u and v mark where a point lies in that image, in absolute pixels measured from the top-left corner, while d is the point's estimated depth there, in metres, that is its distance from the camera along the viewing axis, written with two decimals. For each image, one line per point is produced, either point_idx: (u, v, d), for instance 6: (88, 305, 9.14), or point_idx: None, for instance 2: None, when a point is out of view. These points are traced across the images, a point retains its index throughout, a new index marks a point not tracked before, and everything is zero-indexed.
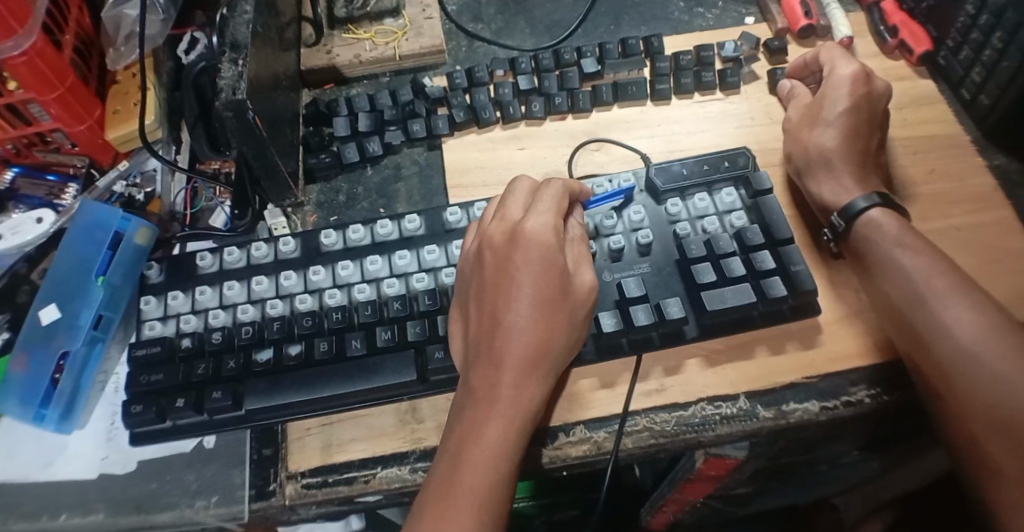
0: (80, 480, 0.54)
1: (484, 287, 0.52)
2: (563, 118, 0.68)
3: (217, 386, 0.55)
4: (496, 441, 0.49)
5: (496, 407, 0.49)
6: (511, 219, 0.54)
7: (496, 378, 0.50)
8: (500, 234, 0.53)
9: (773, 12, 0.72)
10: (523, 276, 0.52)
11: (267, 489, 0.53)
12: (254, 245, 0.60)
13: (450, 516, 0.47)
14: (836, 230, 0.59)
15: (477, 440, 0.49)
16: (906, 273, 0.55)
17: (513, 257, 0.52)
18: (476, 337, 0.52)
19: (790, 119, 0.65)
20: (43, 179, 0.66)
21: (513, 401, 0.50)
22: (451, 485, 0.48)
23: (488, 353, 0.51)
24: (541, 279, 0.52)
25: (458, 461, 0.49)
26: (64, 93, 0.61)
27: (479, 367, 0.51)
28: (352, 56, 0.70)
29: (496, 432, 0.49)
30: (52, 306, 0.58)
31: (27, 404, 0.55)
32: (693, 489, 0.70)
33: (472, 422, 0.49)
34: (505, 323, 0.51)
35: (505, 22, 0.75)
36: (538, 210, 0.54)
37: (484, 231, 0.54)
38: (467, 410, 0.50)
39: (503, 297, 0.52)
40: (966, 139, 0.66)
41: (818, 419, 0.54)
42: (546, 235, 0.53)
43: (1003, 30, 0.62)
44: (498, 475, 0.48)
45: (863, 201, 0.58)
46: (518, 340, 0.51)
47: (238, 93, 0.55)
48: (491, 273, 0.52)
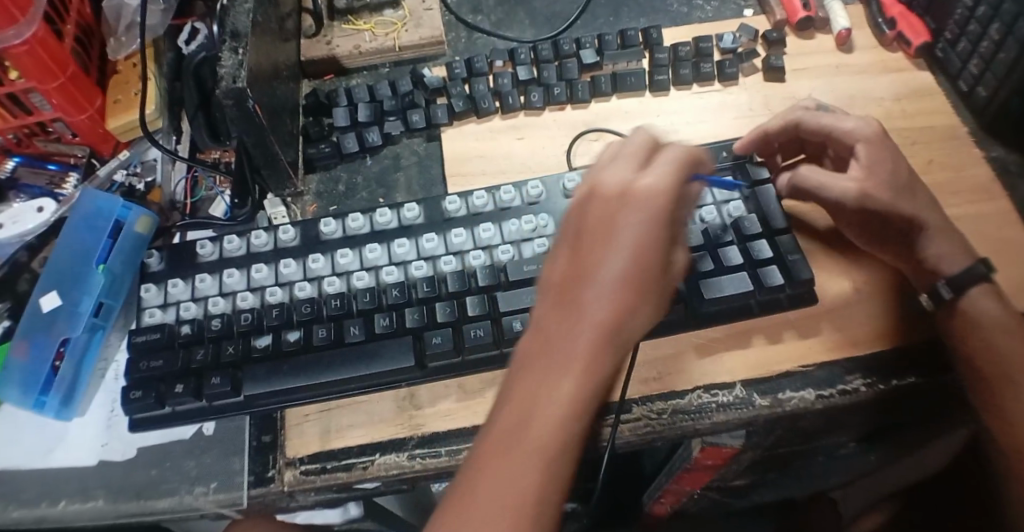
0: (82, 466, 0.55)
1: (577, 238, 0.46)
2: (562, 108, 0.68)
3: (216, 372, 0.55)
4: (563, 414, 0.43)
5: (569, 375, 0.44)
6: (627, 171, 0.47)
7: (574, 344, 0.44)
8: (609, 187, 0.46)
9: (771, 4, 0.72)
10: (623, 236, 0.45)
11: (266, 475, 0.54)
12: (254, 233, 0.60)
13: (490, 483, 0.43)
14: (940, 298, 0.56)
15: (541, 409, 0.44)
16: (1002, 356, 0.55)
17: (615, 213, 0.45)
18: (558, 290, 0.46)
19: (870, 194, 0.56)
20: (44, 167, 0.67)
21: (589, 372, 0.44)
22: (503, 453, 0.43)
23: (572, 318, 0.45)
24: (643, 244, 0.45)
25: (519, 432, 0.43)
26: (65, 82, 0.62)
27: (558, 330, 0.45)
28: (352, 47, 0.71)
29: (563, 404, 0.43)
30: (53, 294, 0.58)
31: (28, 391, 0.56)
32: (692, 479, 0.70)
33: (540, 390, 0.44)
34: (600, 285, 0.44)
35: (505, 13, 0.75)
36: (655, 164, 0.47)
37: (595, 176, 0.47)
38: (536, 369, 0.44)
39: (598, 257, 0.45)
40: (966, 129, 0.66)
41: (815, 408, 0.54)
42: (662, 195, 0.45)
43: (1002, 23, 0.63)
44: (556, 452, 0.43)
45: (966, 271, 0.56)
46: (608, 313, 0.44)
47: (239, 81, 0.55)
48: (589, 226, 0.46)
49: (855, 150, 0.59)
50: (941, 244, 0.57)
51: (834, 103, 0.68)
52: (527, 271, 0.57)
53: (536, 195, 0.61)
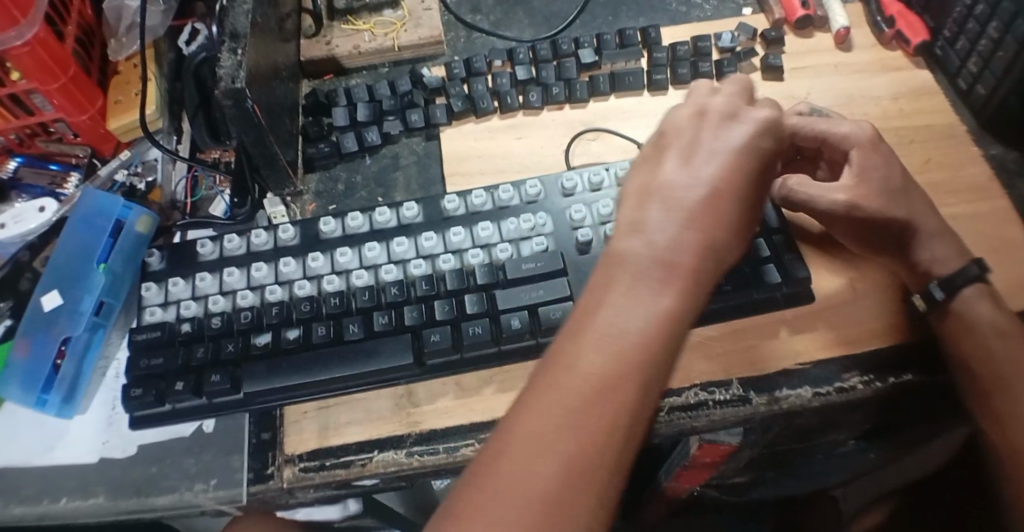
0: (81, 464, 0.55)
1: (690, 150, 0.46)
2: (560, 108, 0.68)
3: (215, 370, 0.55)
4: (668, 316, 0.42)
5: (679, 276, 0.42)
6: (737, 98, 0.49)
7: (686, 246, 0.43)
8: (723, 107, 0.48)
9: (770, 3, 0.72)
10: (737, 153, 0.45)
11: (265, 472, 0.54)
12: (254, 232, 0.60)
13: (584, 373, 0.41)
14: (933, 300, 0.56)
15: (646, 305, 0.42)
16: (996, 358, 0.54)
17: (731, 134, 0.46)
18: (671, 192, 0.44)
19: (859, 204, 0.56)
20: (46, 167, 0.67)
21: (696, 278, 0.43)
22: (601, 345, 0.41)
23: (687, 216, 0.43)
24: (756, 165, 0.46)
25: (623, 321, 0.41)
26: (66, 83, 0.62)
27: (670, 228, 0.43)
28: (351, 47, 0.71)
29: (670, 304, 0.42)
30: (54, 292, 0.59)
31: (28, 389, 0.56)
32: (691, 477, 0.70)
33: (650, 287, 0.42)
34: (717, 193, 0.44)
35: (503, 13, 0.76)
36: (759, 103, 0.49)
37: (705, 101, 0.48)
38: (644, 267, 0.42)
39: (716, 164, 0.45)
40: (965, 128, 0.66)
41: (812, 405, 0.55)
42: (774, 128, 0.47)
43: (999, 21, 0.63)
44: (656, 353, 0.41)
45: (962, 275, 0.56)
46: (722, 217, 0.44)
47: (237, 81, 0.55)
48: (705, 141, 0.46)
49: (848, 156, 0.59)
50: (936, 247, 0.57)
51: (832, 103, 0.68)
52: (526, 269, 0.57)
53: (535, 194, 0.61)
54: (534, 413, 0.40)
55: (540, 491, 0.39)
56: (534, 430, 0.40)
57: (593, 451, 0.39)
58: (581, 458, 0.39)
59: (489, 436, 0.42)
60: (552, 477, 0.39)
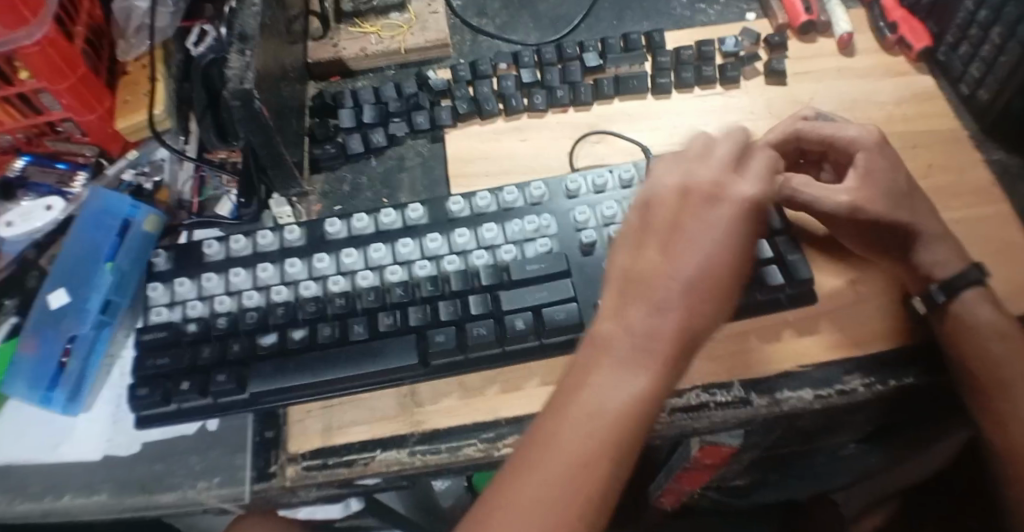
0: (85, 461, 0.56)
1: (674, 233, 0.48)
2: (565, 111, 0.69)
3: (221, 369, 0.56)
4: (644, 401, 0.45)
5: (654, 363, 0.45)
6: (727, 173, 0.49)
7: (663, 335, 0.46)
8: (710, 184, 0.49)
9: (774, 8, 0.73)
10: (720, 239, 0.47)
11: (268, 470, 0.54)
12: (260, 233, 0.61)
13: (564, 451, 0.44)
14: (933, 302, 0.56)
15: (627, 388, 0.45)
16: (997, 363, 0.55)
17: (712, 217, 0.48)
18: (651, 277, 0.47)
19: (862, 207, 0.57)
20: (53, 166, 0.67)
21: (669, 364, 0.46)
22: (582, 426, 0.44)
23: (665, 305, 0.46)
24: (736, 249, 0.47)
25: (602, 403, 0.45)
26: (75, 82, 0.63)
27: (648, 315, 0.46)
28: (358, 49, 0.71)
29: (645, 389, 0.45)
30: (61, 291, 0.60)
31: (34, 387, 0.57)
32: (691, 479, 0.70)
33: (627, 372, 0.45)
34: (695, 282, 0.46)
35: (509, 17, 0.76)
36: (746, 173, 0.50)
37: (691, 172, 0.50)
38: (622, 352, 0.46)
39: (696, 252, 0.47)
40: (967, 133, 0.67)
41: (812, 408, 0.55)
42: (755, 207, 0.48)
43: (1003, 26, 0.63)
44: (630, 437, 0.45)
45: (963, 279, 0.56)
46: (699, 305, 0.46)
47: (246, 82, 0.56)
48: (687, 224, 0.48)
49: (855, 158, 0.59)
50: (937, 250, 0.57)
51: (835, 107, 0.68)
52: (530, 270, 0.58)
53: (539, 196, 0.61)
54: (520, 489, 0.44)
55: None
56: (516, 503, 0.43)
57: (568, 529, 0.43)
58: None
59: (479, 499, 0.45)
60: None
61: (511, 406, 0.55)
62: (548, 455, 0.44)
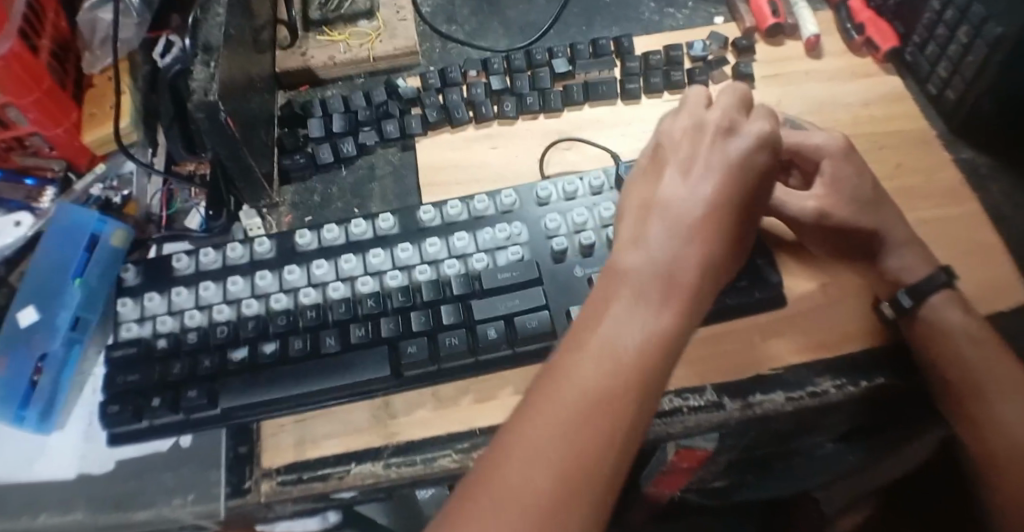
0: (60, 479, 0.55)
1: (688, 166, 0.45)
2: (535, 117, 0.69)
3: (193, 385, 0.55)
4: (670, 330, 0.40)
5: (679, 294, 0.41)
6: (736, 110, 0.47)
7: (686, 262, 0.42)
8: (722, 119, 0.46)
9: (741, 11, 0.73)
10: (739, 169, 0.44)
11: (243, 486, 0.54)
12: (229, 246, 0.60)
13: (585, 381, 0.39)
14: (900, 307, 0.57)
15: (649, 317, 0.40)
16: (968, 365, 0.55)
17: (728, 149, 0.45)
18: (669, 208, 0.43)
19: (829, 211, 0.58)
20: (21, 182, 0.67)
21: (695, 293, 0.42)
22: (602, 355, 0.39)
23: (686, 231, 0.42)
24: (754, 179, 0.44)
25: (624, 331, 0.40)
26: (41, 97, 0.62)
27: (669, 242, 0.42)
28: (327, 58, 0.71)
29: (670, 320, 0.41)
30: (31, 309, 0.59)
31: (6, 403, 0.56)
32: (670, 482, 0.70)
33: (650, 299, 0.41)
34: (715, 211, 0.43)
35: (479, 24, 0.76)
36: (755, 113, 0.47)
37: (699, 115, 0.47)
38: (645, 280, 0.41)
39: (713, 180, 0.44)
40: (935, 133, 0.67)
41: (785, 410, 0.55)
42: (767, 143, 0.46)
43: (968, 25, 0.64)
44: (655, 368, 0.40)
45: (929, 283, 0.57)
46: (720, 233, 0.43)
47: (210, 95, 0.55)
48: (702, 158, 0.45)
49: (819, 166, 0.60)
50: (903, 256, 0.58)
51: (804, 109, 0.69)
52: (501, 279, 0.58)
53: (510, 204, 0.61)
54: (534, 423, 0.39)
55: (539, 494, 0.37)
56: (530, 441, 0.38)
57: (586, 465, 0.38)
58: (577, 470, 0.37)
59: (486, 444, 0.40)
60: (550, 487, 0.37)
61: (485, 416, 0.55)
62: (567, 385, 0.39)
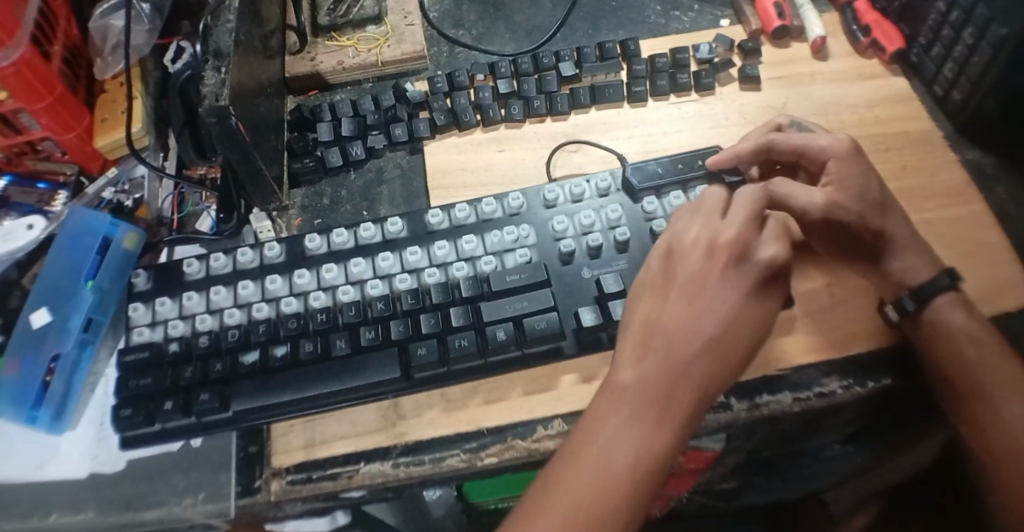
0: (72, 479, 0.56)
1: (691, 291, 0.50)
2: (542, 120, 0.69)
3: (204, 389, 0.56)
4: (663, 450, 0.47)
5: (671, 415, 0.48)
6: (747, 233, 0.50)
7: (684, 388, 0.48)
8: (732, 245, 0.50)
9: (747, 14, 0.73)
10: (740, 302, 0.49)
11: (253, 485, 0.55)
12: (240, 250, 0.61)
13: (584, 491, 0.46)
14: (904, 310, 0.57)
15: (642, 433, 0.47)
16: (971, 366, 0.55)
17: (732, 279, 0.50)
18: (672, 333, 0.49)
19: (836, 205, 0.58)
20: (34, 186, 0.67)
21: (687, 414, 0.48)
22: (602, 469, 0.47)
23: (682, 359, 0.48)
24: (754, 312, 0.50)
25: (618, 446, 0.47)
26: (53, 102, 0.63)
27: (666, 368, 0.48)
28: (336, 63, 0.72)
29: (665, 440, 0.47)
30: (43, 310, 0.60)
31: (20, 406, 0.57)
32: (677, 483, 0.71)
33: (644, 418, 0.48)
34: (713, 343, 0.49)
35: (485, 28, 0.77)
36: (764, 234, 0.51)
37: (714, 229, 0.51)
38: (647, 400, 0.48)
39: (714, 311, 0.49)
40: (941, 134, 0.68)
41: (792, 410, 0.55)
42: (772, 271, 0.50)
43: (974, 26, 0.64)
44: (647, 481, 0.47)
45: (932, 284, 0.57)
46: (712, 361, 0.49)
47: (221, 99, 0.56)
48: (712, 284, 0.50)
49: (825, 166, 0.60)
50: (909, 257, 0.59)
51: (810, 111, 0.69)
52: (510, 281, 0.58)
53: (517, 206, 0.62)
54: (539, 520, 0.46)
55: None
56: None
57: None
58: None
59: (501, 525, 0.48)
60: None
61: (493, 416, 0.56)
62: (567, 488, 0.47)
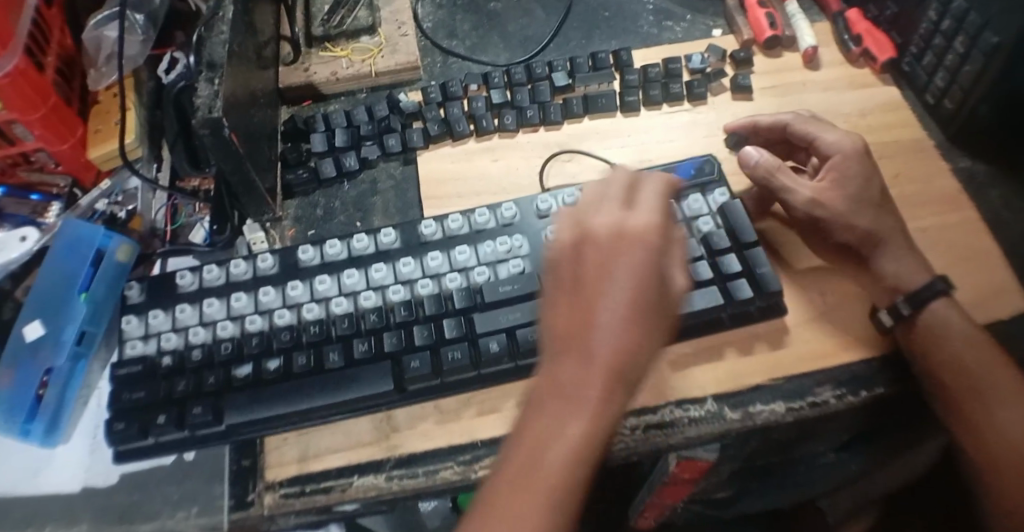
0: (65, 492, 0.56)
1: (574, 280, 0.46)
2: (535, 130, 0.69)
3: (198, 402, 0.56)
4: (580, 447, 0.43)
5: (583, 410, 0.44)
6: (614, 208, 0.48)
7: (586, 383, 0.44)
8: (604, 225, 0.47)
9: (739, 24, 0.74)
10: (622, 273, 0.45)
11: (246, 499, 0.54)
12: (233, 262, 0.61)
13: (510, 508, 0.43)
14: (900, 314, 0.57)
15: (553, 436, 0.44)
16: (968, 371, 0.55)
17: (611, 255, 0.46)
18: (565, 328, 0.45)
19: (821, 202, 0.61)
20: (26, 197, 0.67)
21: (601, 405, 0.44)
22: (521, 481, 0.43)
23: (579, 352, 0.44)
24: (643, 280, 0.45)
25: (530, 456, 0.44)
26: (46, 113, 0.63)
27: (565, 365, 0.45)
28: (329, 74, 0.72)
29: (579, 437, 0.44)
30: (37, 323, 0.60)
31: (13, 418, 0.56)
32: (672, 492, 0.70)
33: (553, 420, 0.44)
34: (606, 323, 0.44)
35: (479, 38, 0.77)
36: (640, 204, 0.48)
37: (583, 216, 0.48)
38: (552, 402, 0.44)
39: (601, 290, 0.45)
40: (933, 142, 0.68)
41: (785, 420, 0.56)
42: (648, 234, 0.47)
43: (965, 35, 0.65)
44: (570, 484, 0.43)
45: (927, 289, 0.57)
46: (613, 345, 0.44)
47: (214, 111, 0.56)
48: (589, 266, 0.46)
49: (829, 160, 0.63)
50: (901, 266, 0.59)
51: None
52: (502, 292, 0.58)
53: (510, 216, 0.62)
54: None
55: None
56: None
57: None
58: None
59: None
60: None
61: (487, 428, 0.56)
62: (489, 504, 0.44)
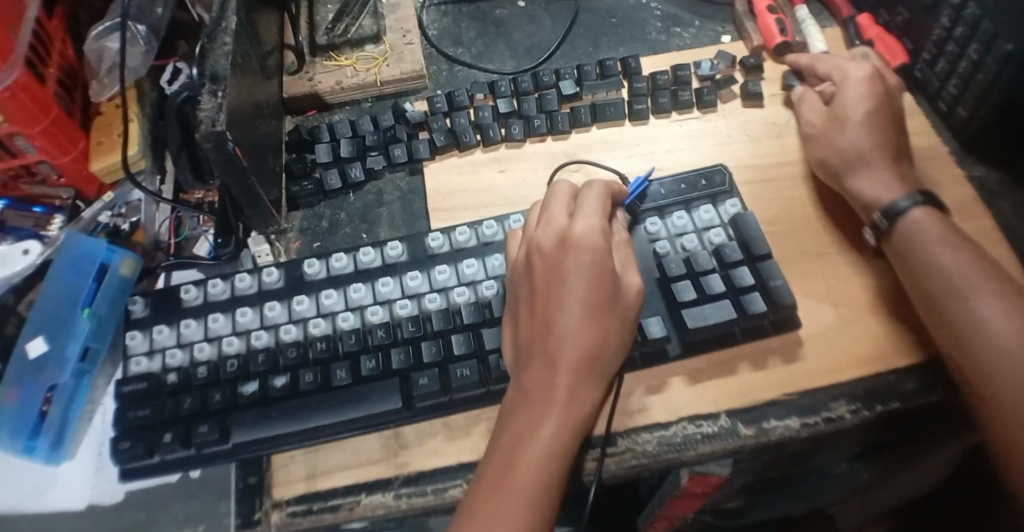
0: (70, 510, 0.55)
1: (532, 290, 0.53)
2: (542, 139, 0.68)
3: (204, 420, 0.55)
4: (555, 440, 0.49)
5: (552, 405, 0.50)
6: (558, 223, 0.55)
7: (552, 378, 0.50)
8: (549, 240, 0.54)
9: (749, 30, 0.73)
10: (574, 278, 0.52)
11: (253, 517, 0.53)
12: (238, 276, 0.60)
13: (498, 508, 0.47)
14: (878, 229, 0.59)
15: (530, 434, 0.49)
16: (943, 268, 0.55)
17: (564, 263, 0.53)
18: (528, 334, 0.52)
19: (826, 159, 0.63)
20: (30, 210, 0.66)
21: (568, 398, 0.50)
22: (505, 482, 0.48)
23: (543, 354, 0.51)
24: (592, 281, 0.52)
25: (511, 459, 0.49)
26: (48, 125, 0.62)
27: (531, 369, 0.51)
28: (333, 83, 0.71)
29: (553, 430, 0.49)
30: (40, 339, 0.59)
31: (17, 435, 0.56)
32: (683, 505, 0.69)
33: (527, 420, 0.50)
34: (561, 323, 0.51)
35: (485, 46, 0.76)
36: (583, 214, 0.55)
37: (533, 237, 0.55)
38: (525, 405, 0.50)
39: (556, 294, 0.52)
40: (947, 149, 0.67)
41: (800, 436, 0.55)
42: (593, 241, 0.53)
43: (979, 42, 0.63)
44: (551, 475, 0.48)
45: (907, 199, 0.58)
46: (573, 343, 0.51)
47: (218, 125, 0.55)
48: (541, 275, 0.53)
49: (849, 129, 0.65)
50: None
51: None
52: None
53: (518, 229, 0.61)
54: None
55: None
56: None
57: None
58: None
59: None
60: None
61: None
62: (477, 508, 0.47)
